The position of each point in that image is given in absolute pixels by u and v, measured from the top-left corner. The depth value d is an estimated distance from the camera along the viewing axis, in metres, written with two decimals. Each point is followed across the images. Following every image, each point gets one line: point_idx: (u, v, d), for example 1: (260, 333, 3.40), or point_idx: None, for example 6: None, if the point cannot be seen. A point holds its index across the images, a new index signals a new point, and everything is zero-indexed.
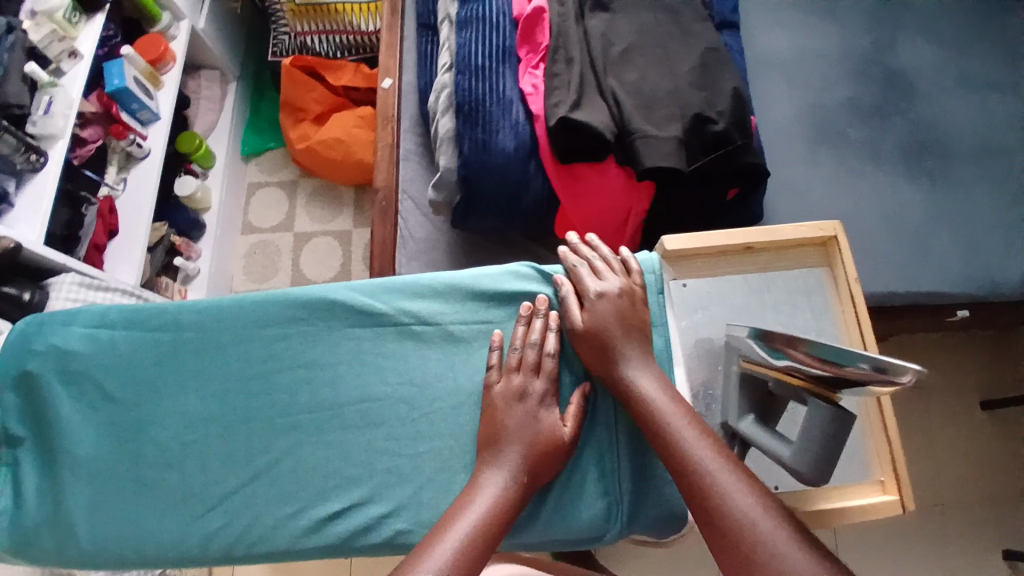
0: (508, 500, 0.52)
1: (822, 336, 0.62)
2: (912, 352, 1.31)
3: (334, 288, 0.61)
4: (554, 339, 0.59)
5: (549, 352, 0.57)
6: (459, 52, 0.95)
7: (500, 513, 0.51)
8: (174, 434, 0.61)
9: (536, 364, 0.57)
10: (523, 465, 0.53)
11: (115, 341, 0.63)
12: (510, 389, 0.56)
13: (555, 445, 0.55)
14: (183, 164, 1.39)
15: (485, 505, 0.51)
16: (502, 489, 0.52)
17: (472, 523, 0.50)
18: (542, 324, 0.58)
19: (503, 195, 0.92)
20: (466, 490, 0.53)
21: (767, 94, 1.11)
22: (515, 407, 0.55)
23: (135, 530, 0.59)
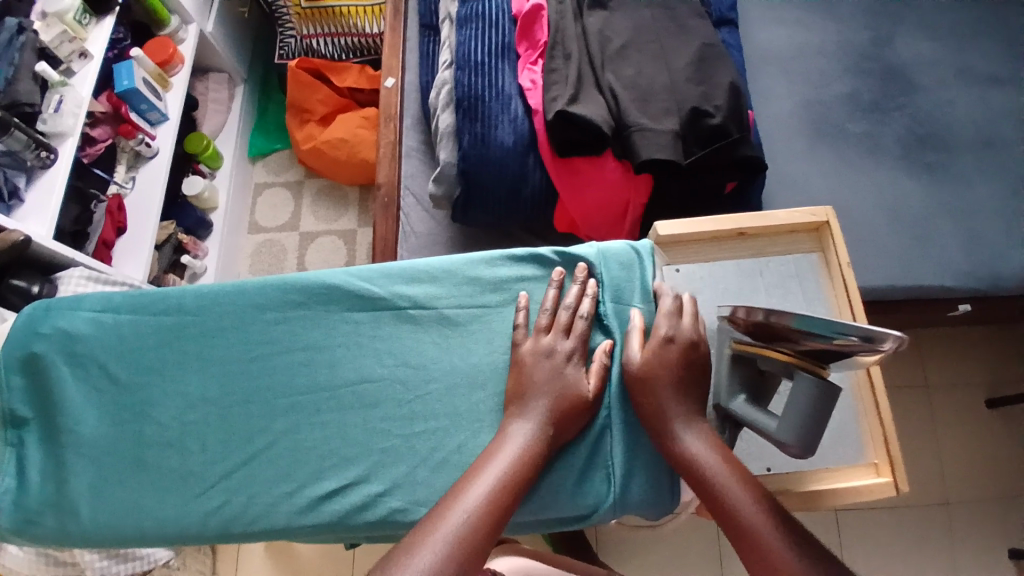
0: (533, 453, 0.54)
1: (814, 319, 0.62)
2: (913, 349, 1.31)
3: (331, 273, 0.63)
4: (590, 303, 0.60)
5: (582, 314, 0.59)
6: (459, 48, 0.97)
7: (524, 463, 0.53)
8: (175, 415, 0.62)
9: (568, 324, 0.59)
10: (548, 419, 0.55)
11: (118, 325, 0.65)
12: (541, 346, 0.58)
13: (581, 404, 0.56)
14: (191, 164, 1.41)
15: (513, 455, 0.53)
16: (529, 439, 0.54)
17: (498, 474, 0.52)
18: (578, 289, 0.60)
19: (503, 188, 0.94)
20: (492, 442, 0.55)
21: (765, 91, 1.12)
22: (543, 362, 0.57)
23: (136, 508, 0.60)
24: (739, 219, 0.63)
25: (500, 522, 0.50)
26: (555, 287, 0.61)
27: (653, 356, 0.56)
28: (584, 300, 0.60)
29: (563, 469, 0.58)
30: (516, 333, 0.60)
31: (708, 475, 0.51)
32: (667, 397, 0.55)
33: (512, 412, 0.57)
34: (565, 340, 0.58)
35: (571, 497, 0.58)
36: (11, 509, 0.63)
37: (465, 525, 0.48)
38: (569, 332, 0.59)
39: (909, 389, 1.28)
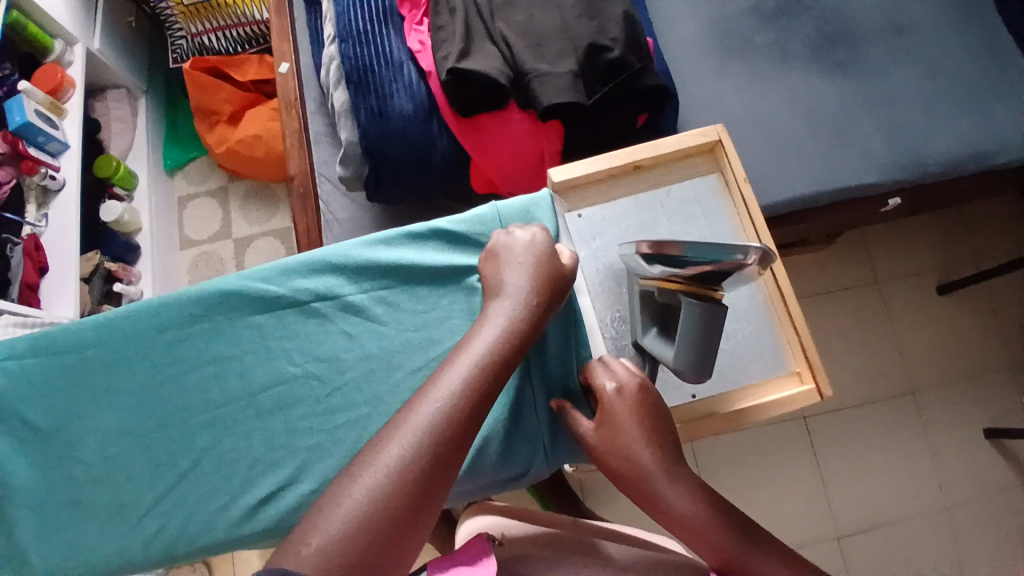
0: (519, 324, 0.51)
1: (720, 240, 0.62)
2: (858, 248, 1.32)
3: (225, 279, 0.61)
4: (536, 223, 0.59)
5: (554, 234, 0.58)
6: (340, 20, 0.92)
7: (512, 334, 0.50)
8: (97, 449, 0.60)
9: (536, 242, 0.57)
10: (533, 291, 0.53)
11: (22, 371, 0.62)
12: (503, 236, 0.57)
13: (558, 280, 0.55)
14: (105, 189, 1.35)
15: (500, 326, 0.50)
16: (511, 316, 0.51)
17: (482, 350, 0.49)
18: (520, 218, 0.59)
19: (411, 158, 0.91)
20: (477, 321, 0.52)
21: (668, 14, 1.09)
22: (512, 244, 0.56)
23: (79, 548, 0.59)
24: (631, 151, 0.63)
25: (485, 400, 0.47)
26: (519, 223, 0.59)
27: (604, 426, 0.53)
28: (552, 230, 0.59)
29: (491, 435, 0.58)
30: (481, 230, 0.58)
31: (697, 527, 0.48)
32: (644, 458, 0.51)
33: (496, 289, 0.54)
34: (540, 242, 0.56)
35: (501, 456, 0.58)
36: None
37: (453, 403, 0.45)
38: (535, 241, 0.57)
39: (861, 289, 1.30)
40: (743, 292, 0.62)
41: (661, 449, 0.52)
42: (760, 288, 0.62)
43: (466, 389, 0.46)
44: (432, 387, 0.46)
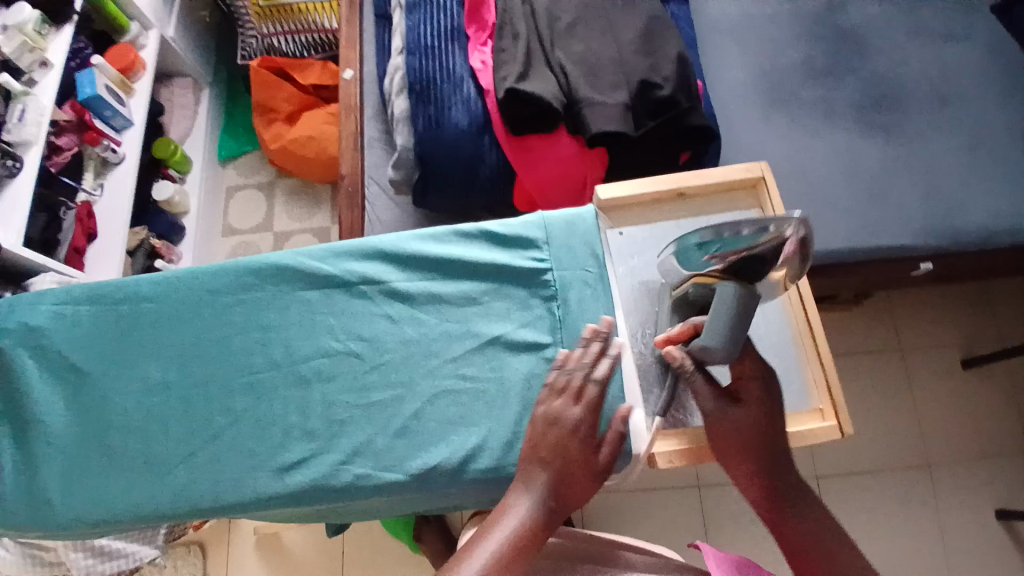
0: (536, 524, 0.53)
1: None
2: (885, 311, 1.33)
3: (282, 254, 0.64)
4: (607, 366, 0.57)
5: (597, 378, 0.57)
6: (409, 34, 0.98)
7: (529, 529, 0.52)
8: (139, 399, 0.63)
9: (579, 388, 0.57)
10: (547, 489, 0.54)
11: (79, 317, 0.66)
12: (551, 411, 0.57)
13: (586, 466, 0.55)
14: (160, 170, 1.42)
15: (518, 521, 0.52)
16: (529, 507, 0.53)
17: (500, 544, 0.51)
18: (599, 348, 0.58)
19: (459, 169, 0.95)
20: (496, 509, 0.54)
21: (719, 62, 1.14)
22: (552, 431, 0.56)
23: (109, 492, 0.61)
24: (677, 179, 0.66)
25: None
26: (583, 347, 0.58)
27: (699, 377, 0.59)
28: (603, 363, 0.57)
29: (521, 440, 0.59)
30: None
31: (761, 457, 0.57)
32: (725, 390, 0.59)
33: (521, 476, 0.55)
34: (571, 403, 0.56)
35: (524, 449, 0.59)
36: None
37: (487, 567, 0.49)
38: (574, 395, 0.57)
39: (884, 353, 1.31)
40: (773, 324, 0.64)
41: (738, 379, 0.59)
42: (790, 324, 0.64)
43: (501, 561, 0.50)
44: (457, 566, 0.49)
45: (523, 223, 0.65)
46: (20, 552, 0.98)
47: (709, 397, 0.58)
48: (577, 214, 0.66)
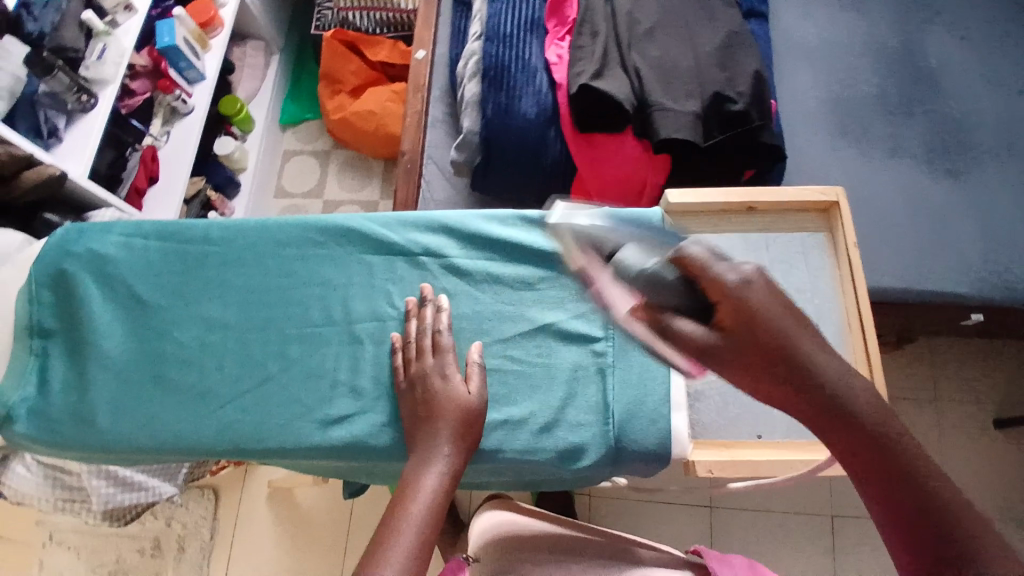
0: (449, 489, 0.54)
1: (816, 295, 0.66)
2: (920, 361, 1.31)
3: (351, 216, 0.66)
4: (445, 317, 0.62)
5: (441, 328, 0.61)
6: (489, 21, 0.99)
7: (444, 495, 0.53)
8: (196, 336, 0.65)
9: (434, 344, 0.61)
10: (450, 443, 0.55)
11: (147, 250, 0.68)
12: (417, 368, 0.59)
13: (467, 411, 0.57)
14: (224, 126, 1.46)
15: (431, 490, 0.52)
16: (443, 457, 0.55)
17: (423, 514, 0.51)
18: (432, 308, 0.63)
19: (523, 158, 0.96)
20: (401, 484, 0.53)
21: (791, 85, 1.13)
22: (416, 386, 0.59)
23: (152, 422, 0.63)
24: (749, 194, 0.67)
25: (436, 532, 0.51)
26: (415, 317, 0.62)
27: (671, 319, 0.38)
28: (442, 316, 0.62)
29: (534, 414, 0.61)
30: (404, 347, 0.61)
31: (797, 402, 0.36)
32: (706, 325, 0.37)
33: (417, 452, 0.55)
34: (446, 356, 0.60)
35: (565, 434, 0.60)
36: (31, 415, 0.65)
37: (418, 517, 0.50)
38: (435, 351, 0.60)
39: (917, 400, 1.28)
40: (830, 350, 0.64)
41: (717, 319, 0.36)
42: (848, 351, 0.64)
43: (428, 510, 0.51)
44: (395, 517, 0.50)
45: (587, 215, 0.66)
46: (41, 473, 0.97)
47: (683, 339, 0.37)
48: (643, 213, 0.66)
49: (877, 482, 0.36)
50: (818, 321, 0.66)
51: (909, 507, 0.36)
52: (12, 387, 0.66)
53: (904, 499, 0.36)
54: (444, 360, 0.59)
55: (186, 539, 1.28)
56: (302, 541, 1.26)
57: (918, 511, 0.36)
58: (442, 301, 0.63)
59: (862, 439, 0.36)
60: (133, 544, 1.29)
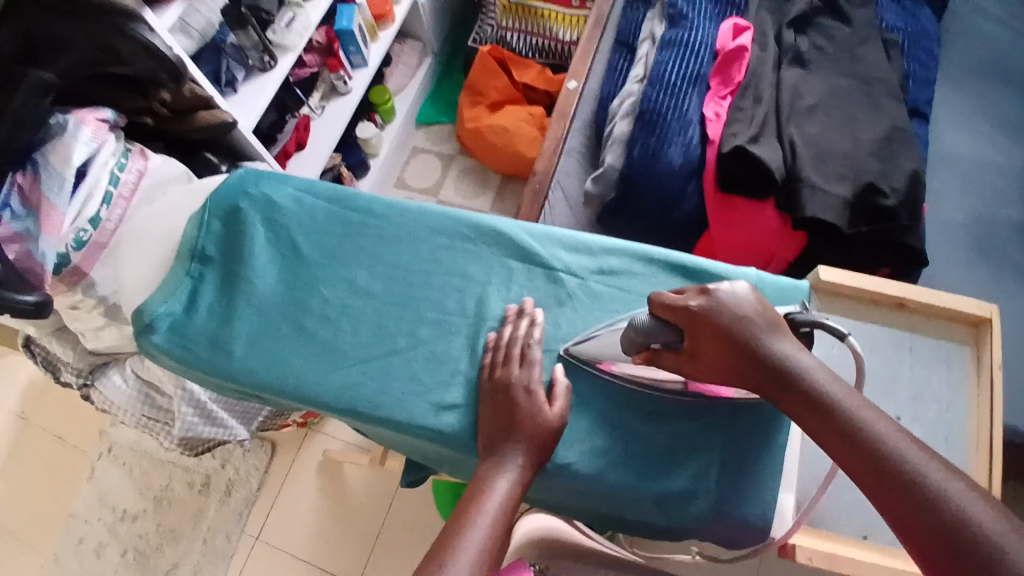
0: (516, 499, 0.55)
1: (953, 408, 0.69)
2: None
3: (504, 222, 0.71)
4: (541, 331, 0.64)
5: (535, 340, 0.63)
6: (656, 67, 1.02)
7: (512, 503, 0.55)
8: (339, 294, 0.69)
9: (522, 355, 0.63)
10: (525, 463, 0.57)
11: (313, 207, 0.73)
12: (500, 378, 0.61)
13: (548, 425, 0.59)
14: (368, 113, 1.55)
15: (500, 497, 0.54)
16: (517, 474, 0.56)
17: (491, 518, 0.53)
18: (529, 322, 0.65)
19: (656, 203, 0.97)
20: (472, 488, 0.56)
21: (937, 194, 1.10)
22: (501, 394, 0.60)
23: (282, 363, 0.66)
24: (904, 289, 0.71)
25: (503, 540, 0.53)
26: (510, 324, 0.65)
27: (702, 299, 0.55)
28: (534, 330, 0.64)
29: (634, 453, 0.62)
30: (496, 353, 0.63)
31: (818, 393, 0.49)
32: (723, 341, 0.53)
33: (490, 457, 0.58)
34: (533, 368, 0.61)
35: (667, 479, 0.61)
36: (171, 328, 0.69)
37: (490, 525, 0.53)
38: (523, 361, 0.62)
39: None
40: (957, 471, 0.67)
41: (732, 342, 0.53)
42: (973, 473, 0.67)
43: (496, 524, 0.53)
44: (464, 523, 0.53)
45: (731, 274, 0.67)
46: (136, 387, 1.01)
47: (700, 319, 0.54)
48: (790, 285, 0.67)
49: (879, 484, 0.43)
50: (947, 438, 0.68)
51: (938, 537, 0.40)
52: (161, 301, 0.70)
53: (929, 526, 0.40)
54: (530, 372, 0.61)
55: (233, 484, 1.32)
56: (337, 519, 1.28)
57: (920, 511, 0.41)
58: (538, 317, 0.65)
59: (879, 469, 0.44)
60: (185, 475, 1.35)
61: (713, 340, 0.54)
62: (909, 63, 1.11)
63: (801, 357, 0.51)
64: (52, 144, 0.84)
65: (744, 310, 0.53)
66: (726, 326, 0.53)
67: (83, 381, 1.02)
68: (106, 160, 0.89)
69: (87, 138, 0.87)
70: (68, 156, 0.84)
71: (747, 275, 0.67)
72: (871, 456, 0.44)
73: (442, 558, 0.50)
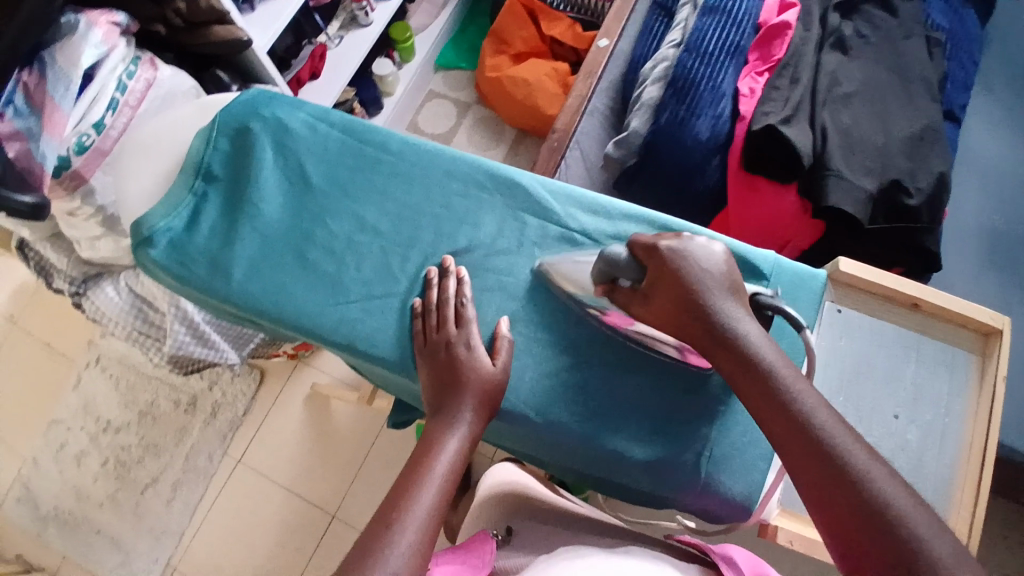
0: (465, 456, 0.55)
1: (948, 413, 0.70)
2: None
3: (523, 174, 0.69)
4: (468, 287, 0.63)
5: (467, 298, 0.62)
6: (694, 33, 0.99)
7: (461, 462, 0.54)
8: (345, 229, 0.67)
9: (457, 315, 0.61)
10: (472, 420, 0.56)
11: (326, 135, 0.71)
12: (438, 338, 0.60)
13: (492, 382, 0.58)
14: (387, 48, 1.50)
15: (451, 456, 0.53)
16: (467, 433, 0.55)
17: (443, 477, 0.52)
18: (454, 281, 0.63)
19: (678, 175, 0.96)
20: (421, 446, 0.55)
21: (958, 200, 1.08)
22: (440, 353, 0.59)
23: (281, 292, 0.64)
24: (922, 291, 0.70)
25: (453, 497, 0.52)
26: (436, 286, 0.63)
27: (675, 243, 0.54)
28: (463, 289, 0.63)
29: (629, 421, 0.61)
30: (432, 313, 0.62)
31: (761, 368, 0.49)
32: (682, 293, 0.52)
33: (439, 415, 0.56)
34: (470, 328, 0.60)
35: (658, 449, 0.61)
36: (169, 245, 0.67)
37: (444, 483, 0.52)
38: (458, 321, 0.61)
39: None
40: (941, 471, 0.68)
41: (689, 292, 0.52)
42: (957, 474, 0.68)
43: (447, 483, 0.52)
44: (420, 481, 0.51)
45: (750, 254, 0.65)
46: (129, 300, 0.99)
47: (663, 262, 0.54)
48: (806, 273, 0.65)
49: (810, 469, 0.44)
50: (939, 439, 0.69)
51: (861, 525, 0.42)
52: (162, 214, 0.68)
53: (854, 514, 0.42)
54: (468, 332, 0.60)
55: (219, 408, 1.32)
56: (320, 451, 1.29)
57: (844, 497, 0.43)
58: (462, 273, 0.64)
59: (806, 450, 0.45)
60: (170, 393, 1.34)
61: (673, 282, 0.53)
62: (952, 61, 1.08)
63: (752, 331, 0.50)
64: (61, 42, 0.79)
65: (708, 267, 0.53)
66: (687, 276, 0.52)
67: (75, 290, 1.01)
68: (115, 65, 0.85)
69: (97, 41, 0.82)
70: (75, 59, 0.79)
71: (766, 257, 0.65)
72: (803, 437, 0.45)
73: (393, 515, 0.48)
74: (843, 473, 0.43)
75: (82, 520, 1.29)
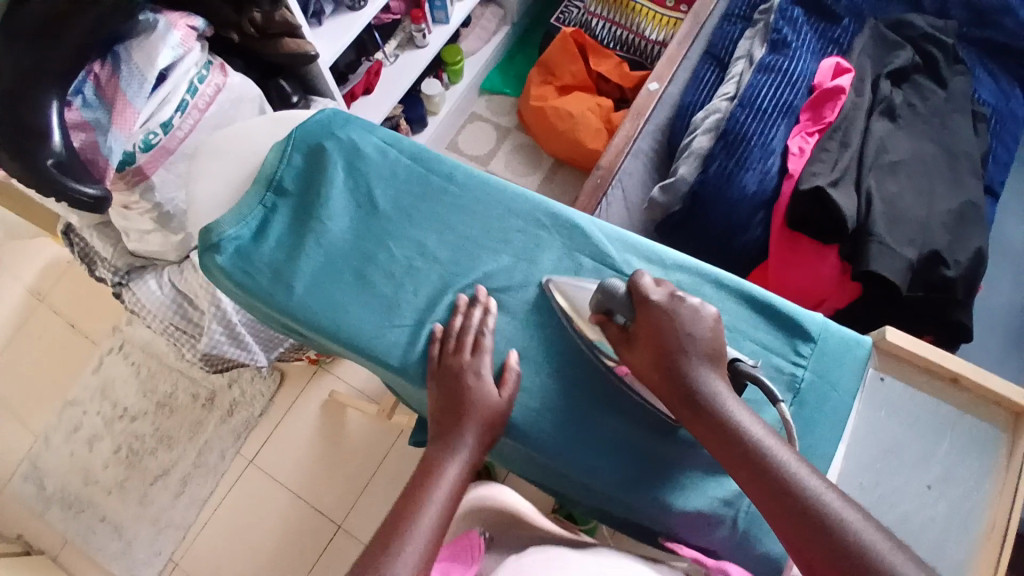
0: (464, 481, 0.58)
1: (974, 489, 0.69)
2: None
3: (583, 217, 0.71)
4: (492, 320, 0.65)
5: (488, 329, 0.64)
6: (749, 89, 1.02)
7: (457, 487, 0.57)
8: (407, 253, 0.69)
9: (474, 342, 0.63)
10: (474, 447, 0.59)
11: (396, 161, 0.73)
12: (455, 363, 0.62)
13: (496, 412, 0.61)
14: (437, 69, 1.53)
15: (452, 481, 0.57)
16: (467, 460, 0.58)
17: (442, 501, 0.56)
18: (479, 311, 0.65)
19: (720, 227, 0.98)
20: (422, 467, 0.59)
21: (990, 274, 1.09)
22: (450, 376, 0.62)
23: (340, 308, 0.66)
24: (961, 366, 0.72)
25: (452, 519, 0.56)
26: (461, 314, 0.65)
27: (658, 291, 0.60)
28: (487, 319, 0.65)
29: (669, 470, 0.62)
30: (448, 339, 0.64)
31: (737, 428, 0.53)
32: (664, 352, 0.57)
33: (441, 440, 0.60)
34: (483, 357, 0.62)
35: (695, 501, 0.61)
36: (235, 252, 0.69)
37: (442, 508, 0.55)
38: (475, 349, 0.63)
39: None
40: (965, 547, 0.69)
41: (664, 347, 0.57)
42: (976, 555, 0.67)
43: (445, 509, 0.55)
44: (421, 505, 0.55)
45: (800, 317, 0.66)
46: (170, 295, 1.01)
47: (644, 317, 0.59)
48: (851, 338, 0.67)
49: (789, 521, 0.48)
50: (961, 517, 0.68)
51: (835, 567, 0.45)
52: (232, 221, 0.70)
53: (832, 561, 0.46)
54: (480, 361, 0.62)
55: (237, 406, 1.34)
56: (332, 459, 1.30)
57: (822, 546, 0.46)
58: (490, 305, 0.66)
59: (782, 502, 0.49)
60: (190, 386, 1.36)
61: (654, 338, 0.58)
62: (995, 139, 1.10)
63: (721, 389, 0.56)
64: (141, 40, 0.82)
65: (690, 329, 0.57)
66: (668, 331, 0.57)
67: (117, 281, 1.02)
68: (188, 69, 0.88)
69: (175, 43, 0.85)
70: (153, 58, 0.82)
71: (813, 319, 0.67)
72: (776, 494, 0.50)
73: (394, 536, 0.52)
74: (820, 522, 0.47)
75: (90, 501, 1.30)
